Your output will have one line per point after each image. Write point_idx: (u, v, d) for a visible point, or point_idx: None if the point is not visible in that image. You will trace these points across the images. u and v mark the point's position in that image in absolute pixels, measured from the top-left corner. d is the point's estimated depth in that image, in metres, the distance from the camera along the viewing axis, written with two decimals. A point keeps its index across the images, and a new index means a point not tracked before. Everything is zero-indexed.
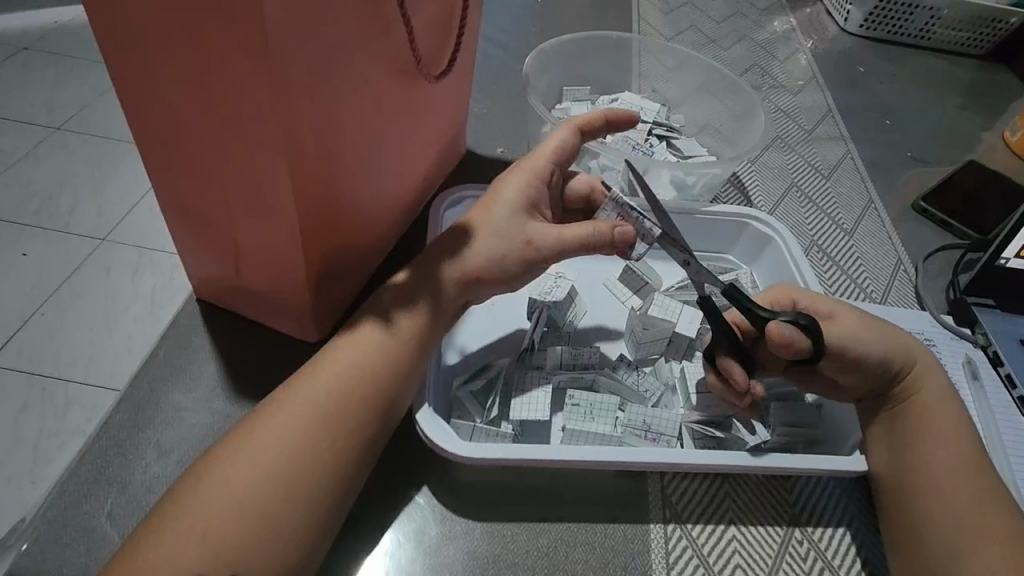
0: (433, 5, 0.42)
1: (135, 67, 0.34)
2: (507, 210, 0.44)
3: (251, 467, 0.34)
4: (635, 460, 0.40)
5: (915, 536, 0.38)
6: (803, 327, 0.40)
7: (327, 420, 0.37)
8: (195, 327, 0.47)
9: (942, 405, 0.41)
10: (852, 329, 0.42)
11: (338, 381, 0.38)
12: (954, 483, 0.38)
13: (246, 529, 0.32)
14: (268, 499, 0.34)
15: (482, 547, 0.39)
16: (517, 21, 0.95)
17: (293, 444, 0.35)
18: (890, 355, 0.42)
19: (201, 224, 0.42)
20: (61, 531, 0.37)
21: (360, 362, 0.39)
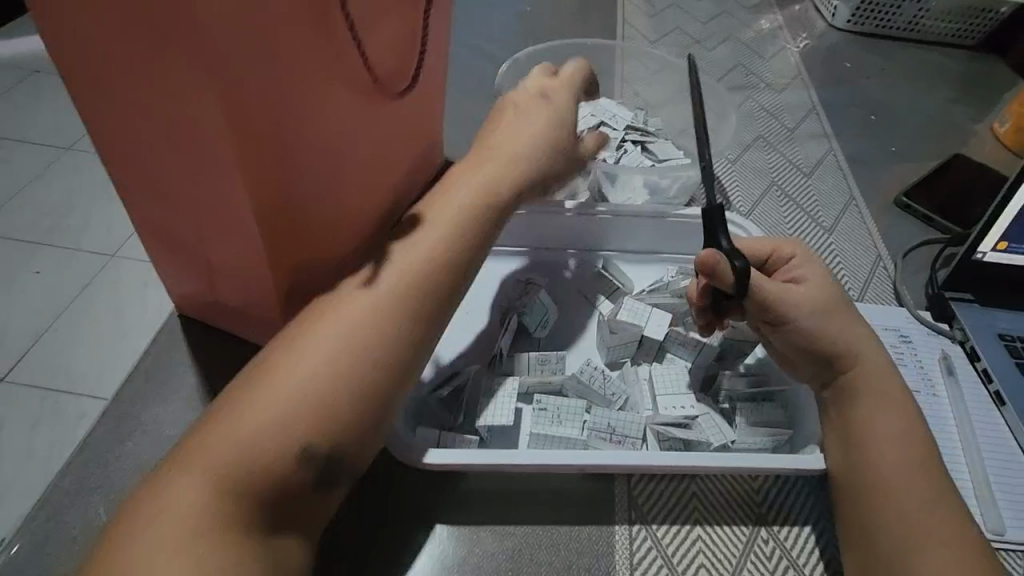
0: (390, 24, 0.43)
1: (94, 92, 0.35)
2: (534, 130, 0.49)
3: (257, 423, 0.32)
4: (598, 463, 0.41)
5: (858, 532, 0.38)
6: (735, 265, 0.44)
7: (333, 378, 0.34)
8: (177, 341, 0.49)
9: (893, 401, 0.41)
10: (794, 292, 0.44)
11: (321, 361, 0.34)
12: (902, 484, 0.38)
13: (244, 492, 0.31)
14: (297, 402, 0.33)
15: (448, 552, 0.40)
16: (502, 29, 0.96)
17: (296, 405, 0.33)
18: (833, 347, 0.43)
19: (174, 244, 0.43)
20: (46, 540, 0.39)
21: (399, 277, 0.39)
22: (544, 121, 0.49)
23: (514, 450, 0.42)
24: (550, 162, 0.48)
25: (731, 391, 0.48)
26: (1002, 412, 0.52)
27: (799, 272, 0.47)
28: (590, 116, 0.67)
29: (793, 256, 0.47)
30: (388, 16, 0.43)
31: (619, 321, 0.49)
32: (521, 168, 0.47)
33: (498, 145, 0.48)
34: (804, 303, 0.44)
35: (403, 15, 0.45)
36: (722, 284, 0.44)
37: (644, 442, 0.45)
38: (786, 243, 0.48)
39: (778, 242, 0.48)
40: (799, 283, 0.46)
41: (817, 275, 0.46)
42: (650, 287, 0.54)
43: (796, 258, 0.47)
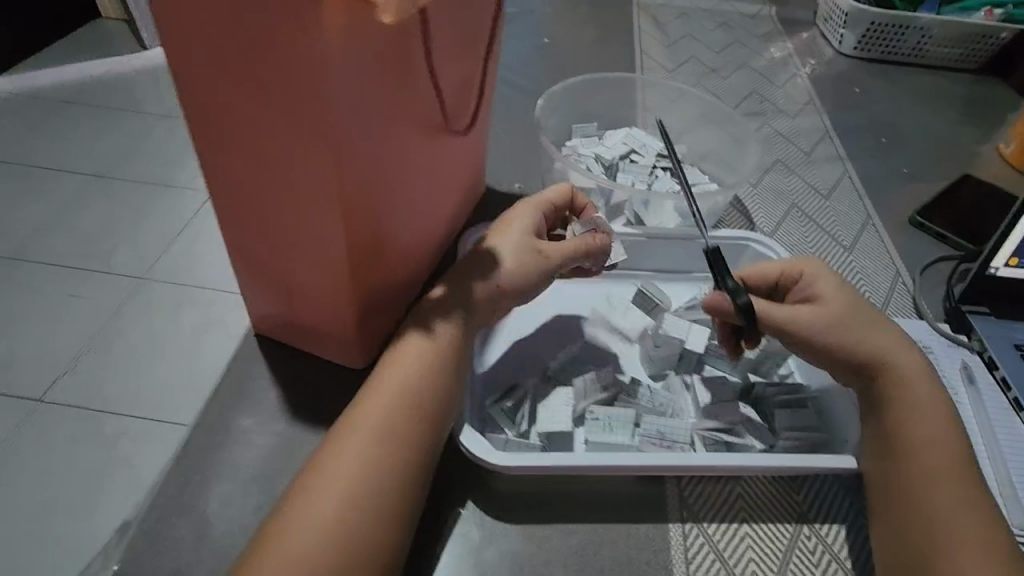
0: (458, 70, 0.49)
1: (214, 140, 0.40)
2: (521, 229, 0.50)
3: (342, 474, 0.39)
4: (652, 463, 0.44)
5: (899, 526, 0.42)
6: (735, 300, 0.47)
7: (393, 429, 0.41)
8: (257, 358, 0.53)
9: (933, 416, 0.45)
10: (805, 313, 0.48)
11: (360, 468, 0.39)
12: (936, 482, 0.42)
13: (347, 535, 0.37)
14: (347, 509, 0.38)
15: (517, 548, 0.43)
16: (529, 61, 1.02)
17: (372, 457, 0.40)
18: (856, 357, 0.47)
19: (262, 269, 0.48)
20: (153, 541, 0.42)
21: (409, 382, 0.43)
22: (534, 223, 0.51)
23: (573, 454, 0.46)
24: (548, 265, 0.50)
25: (768, 398, 0.52)
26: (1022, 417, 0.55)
27: (813, 290, 0.50)
28: (622, 144, 0.72)
29: (802, 275, 0.51)
30: (458, 64, 0.49)
31: (661, 336, 0.54)
32: (513, 257, 0.49)
33: (506, 222, 0.52)
34: (815, 324, 0.48)
35: (468, 63, 0.50)
36: (732, 317, 0.48)
37: (692, 447, 0.48)
38: (792, 263, 0.51)
39: (788, 263, 0.52)
40: (815, 301, 0.49)
41: (831, 289, 0.49)
42: (687, 305, 0.59)
43: (806, 277, 0.50)
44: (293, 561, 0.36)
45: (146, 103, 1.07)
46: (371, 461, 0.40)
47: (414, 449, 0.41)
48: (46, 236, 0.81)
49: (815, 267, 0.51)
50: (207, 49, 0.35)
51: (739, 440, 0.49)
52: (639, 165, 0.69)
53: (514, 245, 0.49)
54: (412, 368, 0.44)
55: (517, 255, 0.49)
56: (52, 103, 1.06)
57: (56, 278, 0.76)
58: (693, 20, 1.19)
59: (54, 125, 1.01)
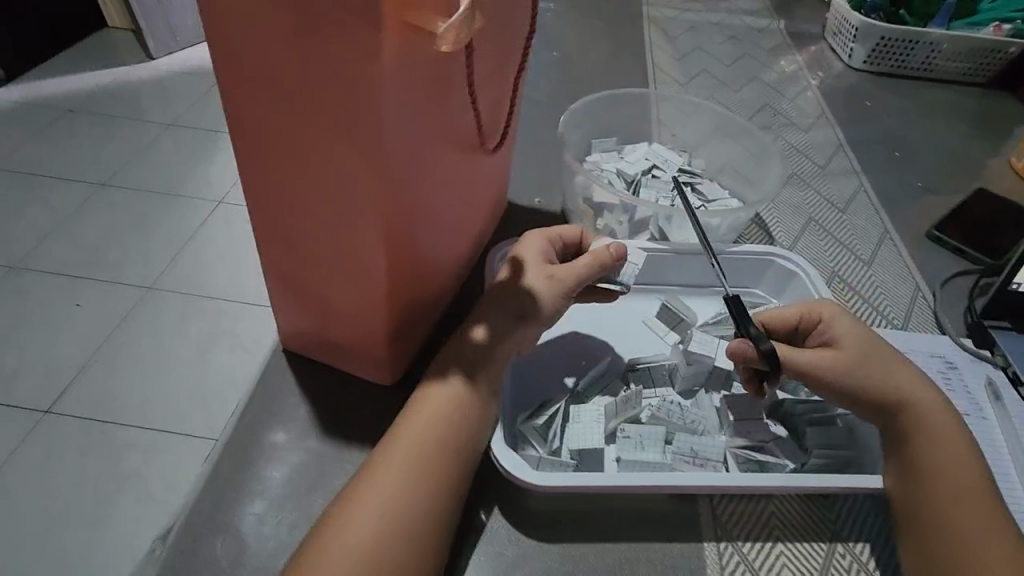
0: (492, 91, 0.50)
1: (258, 161, 0.41)
2: (530, 257, 0.50)
3: (384, 494, 0.39)
4: (687, 482, 0.44)
5: (924, 557, 0.42)
6: (759, 346, 0.47)
7: (433, 452, 0.42)
8: (286, 374, 0.53)
9: (953, 440, 0.45)
10: (824, 354, 0.48)
11: (397, 490, 0.40)
12: (953, 514, 0.42)
13: (385, 558, 0.37)
14: (385, 531, 0.38)
15: (553, 566, 0.43)
16: (542, 75, 1.02)
17: (407, 481, 0.40)
18: (879, 393, 0.47)
19: (295, 287, 0.48)
20: (188, 560, 0.42)
21: (444, 409, 0.43)
22: (542, 253, 0.51)
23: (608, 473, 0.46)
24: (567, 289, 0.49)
25: (797, 415, 0.52)
26: None
27: (831, 333, 0.50)
28: (645, 159, 0.72)
29: (821, 318, 0.51)
30: (492, 86, 0.49)
31: (692, 351, 0.52)
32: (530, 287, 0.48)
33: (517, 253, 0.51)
34: (836, 365, 0.47)
35: (500, 84, 0.51)
36: (756, 363, 0.47)
37: (725, 465, 0.49)
38: (811, 306, 0.51)
39: (807, 306, 0.52)
40: (835, 344, 0.49)
41: (851, 331, 0.49)
42: (713, 320, 0.59)
43: (824, 320, 0.50)
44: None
45: (160, 114, 1.07)
46: (411, 483, 0.40)
47: (453, 473, 0.42)
48: (63, 248, 0.81)
49: (831, 310, 0.51)
50: (257, 74, 0.36)
51: (771, 460, 0.48)
52: (662, 180, 0.70)
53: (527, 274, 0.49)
54: (451, 393, 0.44)
55: (543, 276, 0.49)
56: (63, 114, 1.06)
57: (72, 289, 0.75)
58: (703, 34, 1.20)
59: (67, 136, 1.01)
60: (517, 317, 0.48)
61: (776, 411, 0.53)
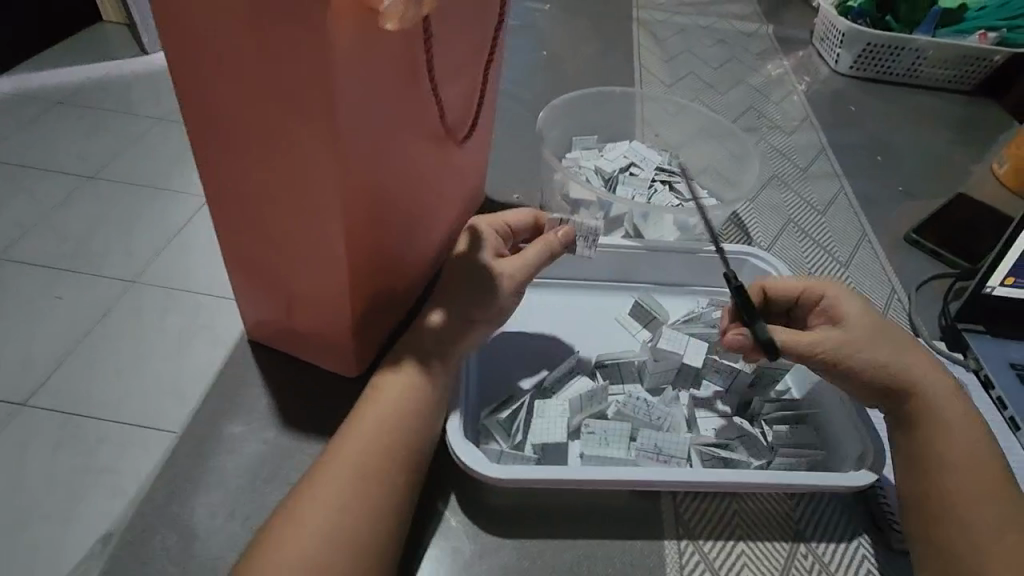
0: (462, 79, 0.49)
1: (215, 146, 0.40)
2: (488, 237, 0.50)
3: (337, 487, 0.39)
4: (648, 478, 0.44)
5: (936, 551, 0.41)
6: (758, 339, 0.47)
7: (387, 440, 0.41)
8: (249, 365, 0.53)
9: (958, 427, 0.44)
10: (832, 336, 0.47)
11: (349, 479, 0.39)
12: (961, 507, 0.41)
13: (339, 548, 0.37)
14: (338, 520, 0.37)
15: (510, 563, 0.43)
16: (528, 73, 1.02)
17: (362, 470, 0.39)
18: (885, 375, 0.46)
19: (259, 274, 0.47)
20: (137, 551, 0.41)
21: (400, 397, 0.43)
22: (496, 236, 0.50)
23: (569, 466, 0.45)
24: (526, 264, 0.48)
25: (766, 415, 0.52)
26: (1017, 436, 0.55)
27: (836, 309, 0.49)
28: (623, 156, 0.72)
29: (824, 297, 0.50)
30: (461, 74, 0.48)
31: (660, 347, 0.52)
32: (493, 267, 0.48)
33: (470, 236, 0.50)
34: (846, 346, 0.46)
35: (470, 73, 0.50)
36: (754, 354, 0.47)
37: (690, 462, 0.48)
38: (814, 284, 0.51)
39: (807, 282, 0.51)
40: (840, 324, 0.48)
41: (854, 312, 0.48)
42: (684, 318, 0.58)
43: (828, 298, 0.50)
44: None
45: (143, 106, 1.06)
46: (366, 474, 0.39)
47: (407, 460, 0.41)
48: (36, 238, 0.81)
49: (836, 288, 0.50)
50: (209, 53, 0.35)
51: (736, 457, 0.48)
52: (639, 178, 0.70)
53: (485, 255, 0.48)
54: (410, 378, 0.44)
55: (517, 257, 0.48)
56: (42, 105, 1.05)
57: (43, 279, 0.75)
58: (691, 36, 1.20)
59: (45, 126, 1.01)
60: (485, 291, 0.46)
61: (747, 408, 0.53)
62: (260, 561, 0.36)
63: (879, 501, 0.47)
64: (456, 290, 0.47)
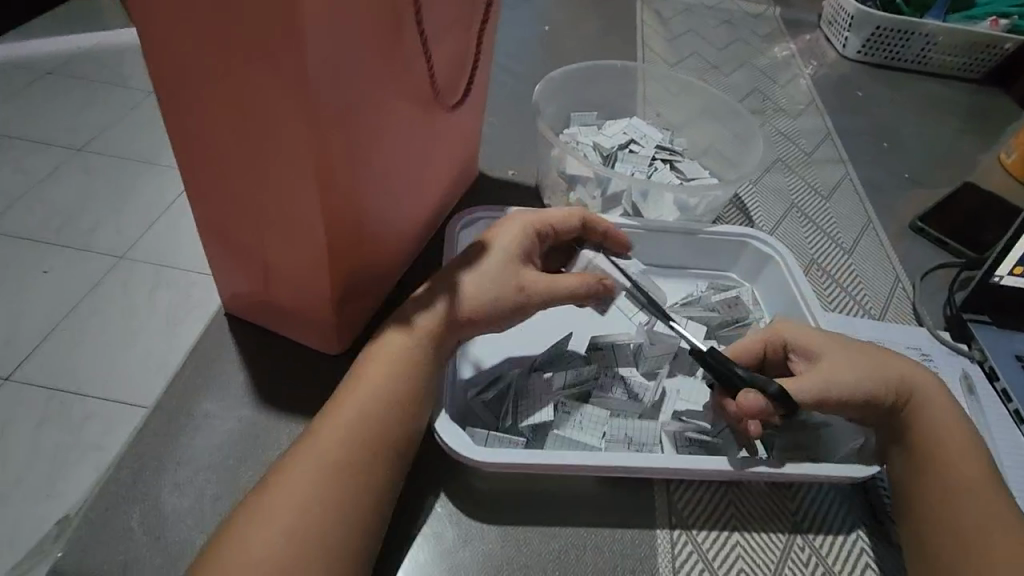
0: (450, 38, 0.46)
1: (182, 111, 0.38)
2: (513, 237, 0.46)
3: (308, 473, 0.36)
4: (620, 463, 0.41)
5: (920, 544, 0.40)
6: (767, 393, 0.41)
7: (365, 424, 0.39)
8: (225, 340, 0.50)
9: (952, 427, 0.43)
10: (822, 373, 0.43)
11: (322, 462, 0.37)
12: (941, 505, 0.40)
13: (310, 533, 0.34)
14: (309, 504, 0.35)
15: (495, 549, 0.41)
16: (526, 49, 0.99)
17: (338, 453, 0.37)
18: (886, 392, 0.43)
19: (233, 244, 0.44)
20: (99, 532, 0.39)
21: (382, 376, 0.41)
22: (521, 237, 0.46)
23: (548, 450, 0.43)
24: (551, 289, 0.44)
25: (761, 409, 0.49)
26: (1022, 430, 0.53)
27: (811, 349, 0.45)
28: (623, 133, 0.69)
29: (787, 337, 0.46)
30: (450, 34, 0.46)
31: (656, 332, 0.52)
32: (505, 277, 0.44)
33: (497, 232, 0.47)
34: (841, 379, 0.43)
35: (461, 31, 0.47)
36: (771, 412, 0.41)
37: (662, 447, 0.46)
38: (770, 331, 0.47)
39: (764, 333, 0.47)
40: (822, 359, 0.44)
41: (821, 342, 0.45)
42: (681, 302, 0.56)
43: (792, 339, 0.46)
44: (254, 570, 0.32)
45: (129, 74, 1.03)
46: (339, 459, 0.37)
47: (388, 447, 0.39)
48: (13, 208, 0.78)
49: (791, 326, 0.47)
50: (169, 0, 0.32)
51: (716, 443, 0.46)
52: (639, 155, 0.67)
53: (504, 262, 0.44)
54: (392, 354, 0.42)
55: (546, 276, 0.45)
56: (21, 72, 1.01)
57: (15, 250, 0.72)
58: (696, 16, 1.17)
59: (22, 94, 0.97)
60: (501, 305, 0.43)
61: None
62: (225, 543, 0.34)
63: (879, 491, 0.46)
64: (468, 296, 0.43)
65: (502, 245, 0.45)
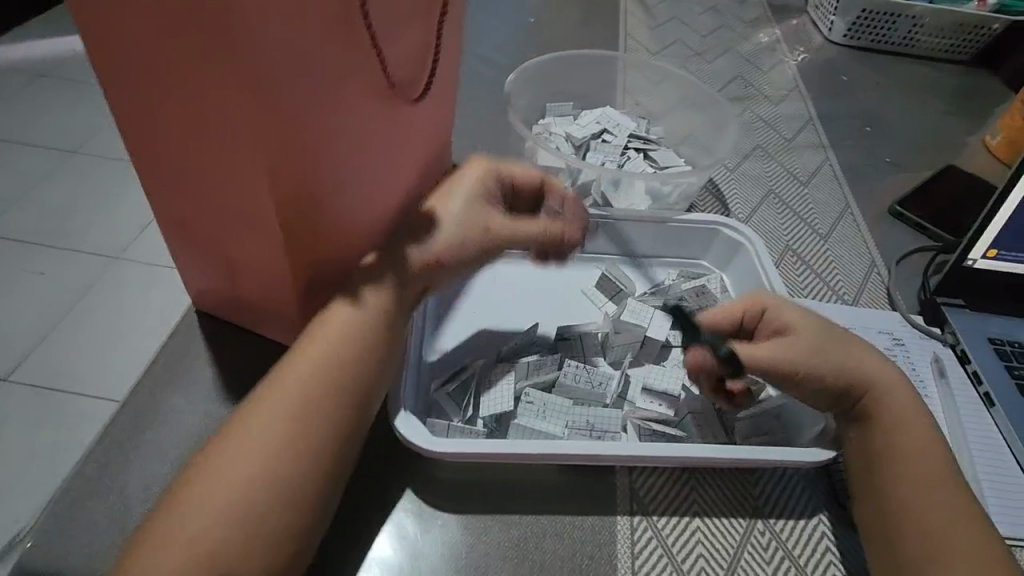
0: (411, 32, 0.46)
1: (135, 101, 0.38)
2: (472, 183, 0.46)
3: (246, 440, 0.36)
4: (577, 452, 0.42)
5: (884, 541, 0.39)
6: (716, 352, 0.44)
7: (309, 393, 0.38)
8: (194, 336, 0.51)
9: (912, 417, 0.43)
10: (785, 348, 0.44)
11: (261, 432, 0.36)
12: (908, 505, 0.39)
13: (239, 502, 0.34)
14: (242, 472, 0.35)
15: (456, 538, 0.41)
16: (508, 40, 0.98)
17: (277, 424, 0.37)
18: (849, 379, 0.43)
19: (197, 238, 0.45)
20: (64, 525, 0.40)
21: (324, 347, 0.40)
22: (482, 180, 0.47)
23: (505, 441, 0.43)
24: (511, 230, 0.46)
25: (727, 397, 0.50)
26: (992, 412, 0.53)
27: (779, 320, 0.46)
28: (595, 123, 0.69)
29: (764, 308, 0.47)
30: (409, 29, 0.45)
31: (621, 321, 0.51)
32: (469, 220, 0.45)
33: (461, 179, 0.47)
34: (794, 352, 0.44)
35: (421, 25, 0.47)
36: (714, 370, 0.44)
37: (624, 433, 0.47)
38: (752, 299, 0.47)
39: (745, 300, 0.47)
40: (789, 335, 0.45)
41: (797, 321, 0.46)
42: (650, 291, 0.56)
43: (769, 310, 0.46)
44: (180, 534, 0.33)
45: None
46: (274, 440, 0.36)
47: (329, 423, 0.38)
48: None
49: (772, 298, 0.47)
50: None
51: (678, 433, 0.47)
52: (611, 144, 0.67)
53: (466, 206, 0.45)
54: (331, 330, 0.41)
55: (510, 219, 0.46)
56: (8, 74, 1.02)
57: None
58: (681, 2, 1.16)
59: (8, 97, 0.97)
60: (472, 249, 0.45)
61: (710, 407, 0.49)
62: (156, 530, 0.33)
63: (842, 475, 0.47)
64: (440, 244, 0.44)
65: (473, 193, 0.46)
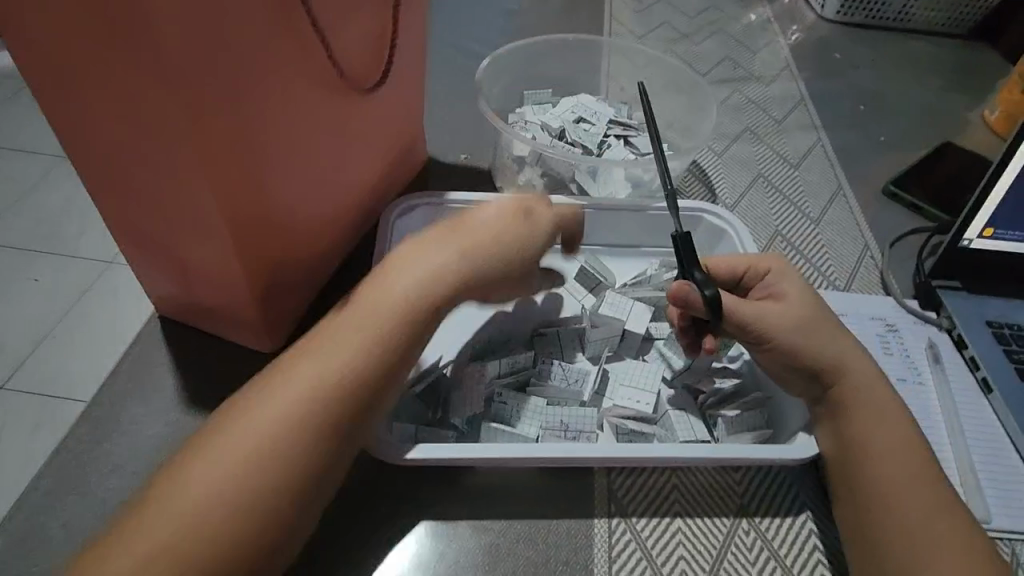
0: (357, 18, 0.43)
1: (60, 103, 0.35)
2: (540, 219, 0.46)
3: (286, 397, 0.34)
4: (539, 455, 0.40)
5: (864, 542, 0.37)
6: (704, 292, 0.41)
7: (354, 363, 0.35)
8: (157, 343, 0.49)
9: (888, 411, 0.41)
10: (772, 311, 0.42)
11: (302, 389, 0.34)
12: (896, 503, 0.37)
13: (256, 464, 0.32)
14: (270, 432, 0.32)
15: (425, 547, 0.39)
16: (489, 28, 0.96)
17: (317, 389, 0.34)
18: (830, 364, 0.41)
19: (148, 244, 0.43)
20: (20, 543, 0.39)
21: (379, 323, 0.37)
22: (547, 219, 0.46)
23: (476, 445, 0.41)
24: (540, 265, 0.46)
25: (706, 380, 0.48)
26: (988, 398, 0.51)
27: (777, 287, 0.44)
28: (571, 111, 0.67)
29: (768, 272, 0.45)
30: (355, 14, 0.43)
31: (598, 314, 0.50)
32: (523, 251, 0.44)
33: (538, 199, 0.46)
34: (781, 319, 0.42)
35: (369, 10, 0.45)
36: (697, 310, 0.42)
37: (601, 432, 0.45)
38: (759, 258, 0.46)
39: (751, 258, 0.46)
40: (779, 301, 0.44)
41: (796, 291, 0.44)
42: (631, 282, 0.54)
43: (771, 274, 0.45)
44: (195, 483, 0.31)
45: None
46: (266, 451, 0.32)
47: (333, 437, 0.34)
48: None
49: (779, 264, 0.46)
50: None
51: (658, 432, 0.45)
52: (590, 132, 0.64)
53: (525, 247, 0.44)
54: (354, 345, 0.35)
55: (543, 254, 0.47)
56: None
57: None
58: None
59: None
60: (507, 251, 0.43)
61: (692, 401, 0.48)
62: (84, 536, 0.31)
63: None
64: (474, 259, 0.41)
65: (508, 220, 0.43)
